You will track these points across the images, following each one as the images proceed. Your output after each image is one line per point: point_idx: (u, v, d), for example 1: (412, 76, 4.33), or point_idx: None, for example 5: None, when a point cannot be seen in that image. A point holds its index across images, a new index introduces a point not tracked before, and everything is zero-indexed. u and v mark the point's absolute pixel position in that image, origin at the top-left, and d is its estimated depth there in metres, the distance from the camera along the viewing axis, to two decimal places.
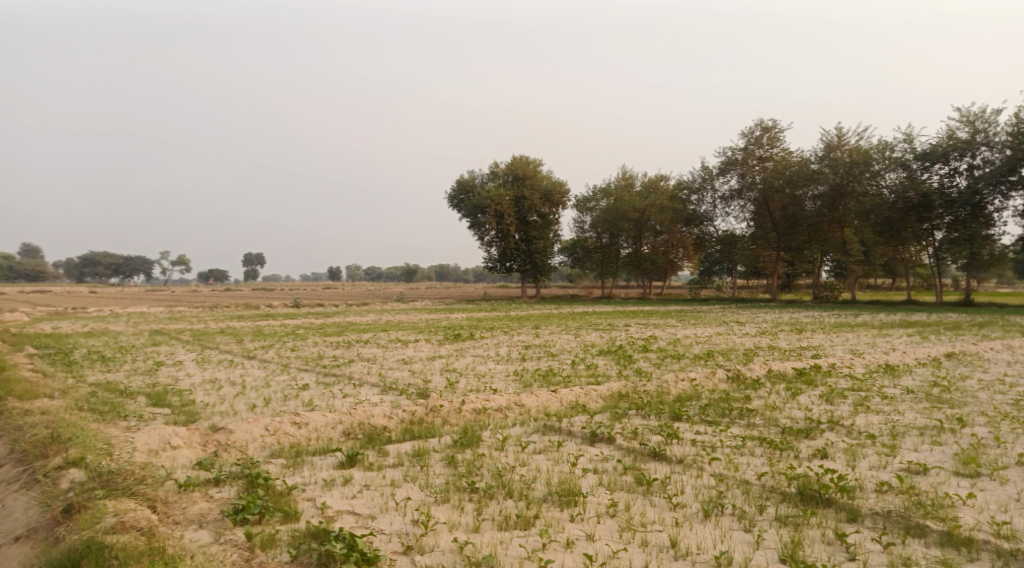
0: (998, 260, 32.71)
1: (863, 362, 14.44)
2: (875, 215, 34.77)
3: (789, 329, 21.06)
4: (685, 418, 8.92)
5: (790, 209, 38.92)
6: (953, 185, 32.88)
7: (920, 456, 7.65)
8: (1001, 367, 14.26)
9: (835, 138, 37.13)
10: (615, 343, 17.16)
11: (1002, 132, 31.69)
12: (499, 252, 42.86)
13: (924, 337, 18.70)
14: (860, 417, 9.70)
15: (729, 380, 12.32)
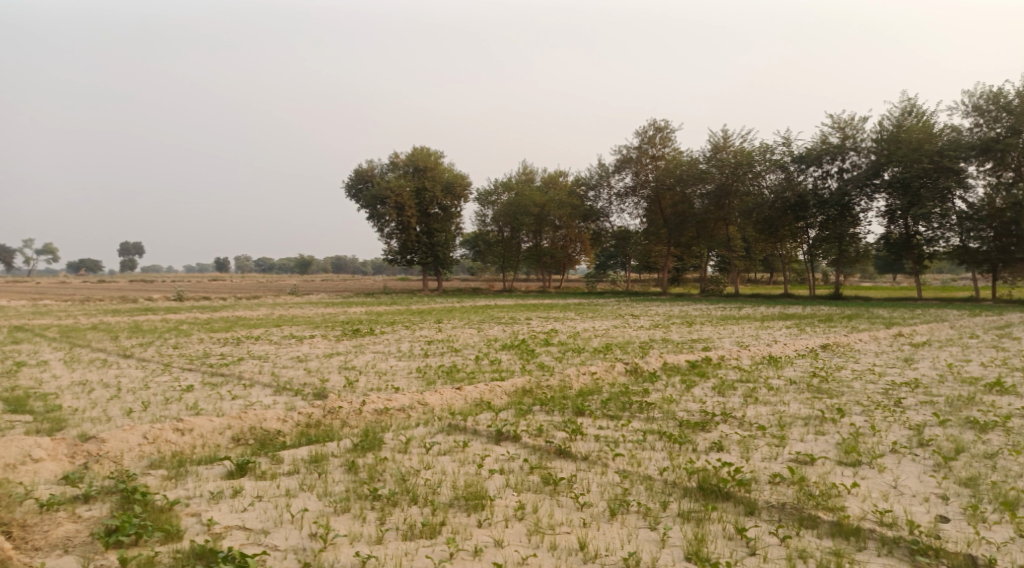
0: (862, 257, 35.38)
1: (749, 354, 15.03)
2: (756, 214, 37.32)
3: (680, 321, 21.73)
4: (588, 413, 8.92)
5: (680, 206, 40.41)
6: (826, 186, 35.47)
7: (807, 447, 7.94)
8: (871, 357, 15.20)
9: (722, 140, 38.71)
10: (516, 337, 17.16)
11: (868, 139, 34.51)
12: (399, 244, 42.08)
13: (801, 329, 19.75)
14: (750, 408, 10.02)
15: (627, 373, 12.51)
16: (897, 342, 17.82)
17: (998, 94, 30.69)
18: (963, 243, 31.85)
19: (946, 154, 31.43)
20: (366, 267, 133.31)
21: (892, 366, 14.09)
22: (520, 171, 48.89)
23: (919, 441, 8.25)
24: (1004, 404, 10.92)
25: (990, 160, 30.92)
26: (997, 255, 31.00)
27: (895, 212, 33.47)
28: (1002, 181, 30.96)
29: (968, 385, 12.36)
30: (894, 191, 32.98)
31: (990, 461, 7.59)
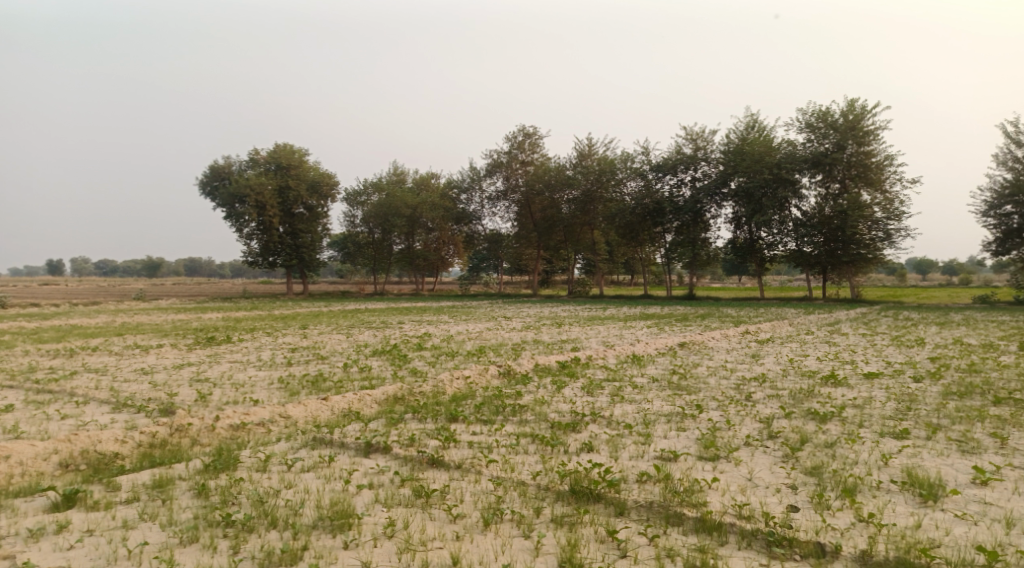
0: (713, 260, 37.56)
1: (615, 353, 15.43)
2: (618, 219, 38.72)
3: (550, 323, 22.02)
4: (460, 419, 8.76)
5: (548, 211, 41.13)
6: (681, 194, 37.44)
7: (670, 444, 8.16)
8: (723, 354, 16.03)
9: (586, 147, 39.89)
10: (386, 342, 16.75)
11: (717, 150, 36.81)
12: (260, 246, 40.19)
13: (661, 329, 20.58)
14: (617, 407, 10.22)
15: (500, 375, 12.48)
16: (746, 340, 18.94)
17: (825, 112, 33.29)
18: (799, 248, 34.40)
19: (783, 166, 33.81)
20: (226, 270, 126.88)
21: (743, 362, 14.91)
22: (391, 172, 48.17)
23: (769, 433, 8.70)
24: (838, 395, 11.82)
25: (820, 173, 33.48)
26: (827, 259, 33.58)
27: (740, 218, 36.10)
28: (830, 192, 33.60)
29: (807, 378, 13.30)
30: (739, 199, 35.42)
31: (831, 450, 8.09)
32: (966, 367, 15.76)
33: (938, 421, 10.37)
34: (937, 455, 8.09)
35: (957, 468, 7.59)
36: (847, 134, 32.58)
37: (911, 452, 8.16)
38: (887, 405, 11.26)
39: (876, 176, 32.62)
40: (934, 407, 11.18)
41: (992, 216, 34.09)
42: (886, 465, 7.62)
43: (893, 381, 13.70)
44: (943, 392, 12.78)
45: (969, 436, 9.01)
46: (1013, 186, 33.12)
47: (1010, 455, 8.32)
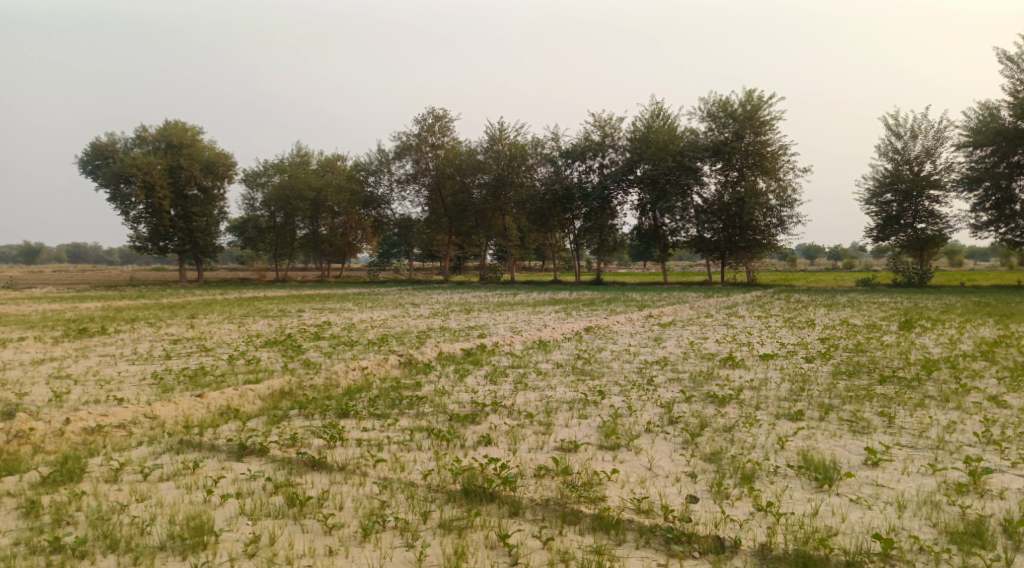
0: (620, 246, 38.01)
1: (521, 339, 15.12)
2: (529, 205, 38.58)
3: (458, 308, 21.56)
4: (351, 414, 8.21)
5: (459, 196, 40.48)
6: (589, 180, 37.67)
7: (571, 432, 7.85)
8: (627, 338, 16.02)
9: (497, 131, 39.29)
10: (282, 332, 15.84)
11: (624, 137, 37.20)
12: (149, 230, 37.81)
13: (568, 313, 20.51)
14: (519, 395, 9.89)
15: (401, 365, 11.95)
16: (649, 323, 19.07)
17: (725, 101, 34.13)
18: (700, 234, 35.26)
19: (686, 154, 34.56)
20: (116, 256, 119.71)
21: (645, 346, 14.92)
22: (294, 154, 46.29)
23: (669, 419, 8.57)
24: (736, 377, 11.91)
25: (720, 161, 34.32)
26: (725, 244, 34.56)
27: (645, 205, 36.55)
28: (729, 180, 34.54)
29: (705, 360, 13.42)
30: (644, 186, 35.92)
31: (729, 435, 8.01)
32: (853, 347, 16.33)
33: (830, 401, 10.56)
34: (830, 436, 8.15)
35: (849, 449, 7.65)
36: (745, 124, 33.49)
37: (806, 434, 8.19)
38: (782, 386, 11.42)
39: (771, 165, 33.71)
40: (825, 387, 11.42)
41: (874, 203, 35.90)
42: (783, 448, 7.58)
43: (787, 362, 14.02)
44: (833, 372, 13.14)
45: (859, 416, 9.17)
46: (892, 175, 34.95)
47: (898, 434, 8.48)
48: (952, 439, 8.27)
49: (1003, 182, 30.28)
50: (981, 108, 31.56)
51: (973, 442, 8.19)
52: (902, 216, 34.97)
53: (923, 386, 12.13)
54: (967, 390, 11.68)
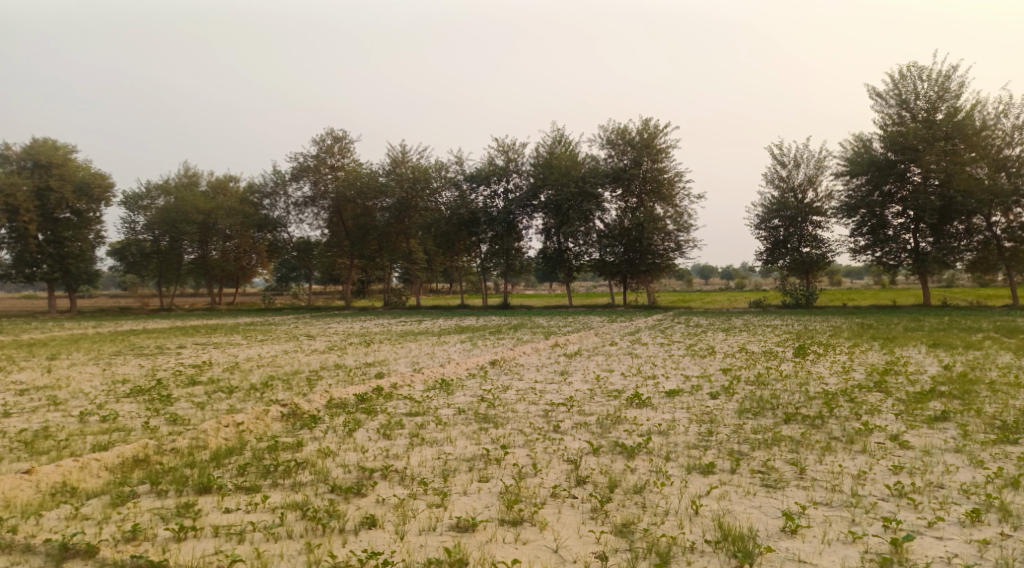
0: (527, 269, 37.63)
1: (421, 379, 13.38)
2: (434, 229, 37.65)
3: (357, 341, 20.23)
4: (214, 489, 7.05)
5: (361, 218, 38.92)
6: (495, 205, 37.11)
7: (469, 502, 6.91)
8: (533, 373, 15.22)
9: (399, 154, 38.34)
10: (151, 376, 14.07)
11: (528, 162, 37.08)
12: (13, 257, 34.62)
13: (474, 345, 19.57)
14: (415, 454, 8.35)
15: (283, 418, 10.04)
16: (554, 354, 18.43)
17: (624, 130, 34.67)
18: (602, 258, 35.30)
19: (587, 180, 34.78)
20: None
21: (552, 383, 14.16)
22: (181, 174, 43.59)
23: (577, 479, 7.76)
24: (643, 420, 11.30)
25: (619, 188, 34.76)
26: (627, 268, 34.76)
27: (549, 229, 36.21)
28: (628, 206, 34.96)
29: (612, 399, 12.81)
30: (548, 211, 35.70)
31: (640, 498, 7.35)
32: (754, 379, 16.20)
33: (739, 448, 10.15)
34: (745, 495, 7.65)
35: (766, 513, 7.19)
36: (642, 152, 34.16)
37: (719, 493, 7.66)
38: (690, 430, 10.92)
39: (667, 192, 34.50)
40: (732, 430, 11.03)
41: (763, 229, 37.06)
42: (698, 513, 7.03)
43: (693, 399, 13.61)
44: (739, 411, 12.81)
45: (770, 467, 8.72)
46: (779, 202, 36.24)
47: (812, 488, 8.08)
48: (866, 493, 7.96)
49: (877, 210, 31.83)
50: (855, 140, 33.27)
51: (886, 496, 7.90)
52: (788, 241, 36.23)
53: (827, 425, 11.99)
54: (869, 429, 11.55)
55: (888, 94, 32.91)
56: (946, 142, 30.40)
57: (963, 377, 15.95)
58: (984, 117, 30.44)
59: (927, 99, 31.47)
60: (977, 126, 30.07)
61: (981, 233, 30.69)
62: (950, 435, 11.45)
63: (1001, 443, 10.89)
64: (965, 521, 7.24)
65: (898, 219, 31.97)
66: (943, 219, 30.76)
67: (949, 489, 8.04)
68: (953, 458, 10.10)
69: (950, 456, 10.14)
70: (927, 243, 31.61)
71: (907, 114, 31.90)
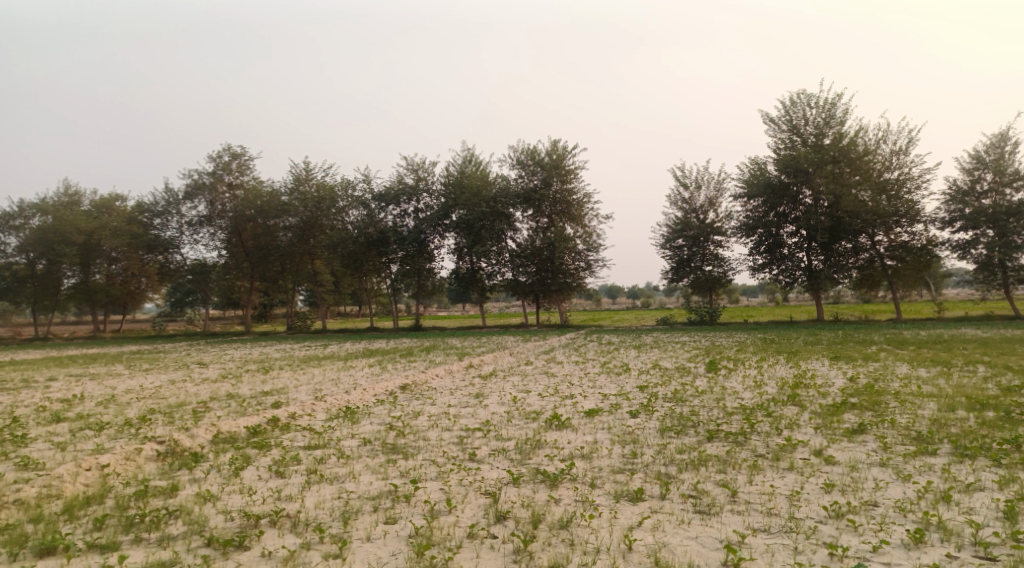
0: (439, 290, 36.76)
1: (324, 407, 12.25)
2: (340, 249, 35.84)
3: (255, 367, 18.74)
4: (60, 550, 5.86)
5: (262, 239, 36.17)
6: (404, 225, 36.10)
7: (372, 551, 6.01)
8: (447, 397, 14.29)
9: (303, 171, 36.70)
10: (10, 413, 12.35)
11: (438, 181, 36.32)
12: None
13: (383, 368, 18.49)
14: (311, 494, 7.31)
15: (159, 457, 8.75)
16: (469, 376, 17.53)
17: (533, 150, 34.55)
18: (515, 278, 34.76)
19: (499, 200, 34.41)
20: None
21: (466, 406, 13.28)
22: (61, 193, 40.37)
23: (497, 515, 6.93)
24: (565, 443, 10.59)
25: (530, 208, 34.54)
26: (539, 288, 34.42)
27: (462, 249, 35.32)
28: (540, 226, 34.63)
29: (530, 422, 12.02)
30: (460, 231, 34.92)
31: (568, 534, 6.62)
32: (672, 395, 15.81)
33: (667, 470, 9.59)
34: (679, 523, 7.04)
35: (704, 545, 6.63)
36: (553, 173, 34.09)
37: (652, 524, 6.99)
38: (614, 452, 10.25)
39: (578, 212, 34.54)
40: (657, 451, 10.42)
41: (668, 249, 37.49)
42: (631, 549, 6.38)
43: (613, 419, 13.03)
44: (660, 429, 12.30)
45: (701, 489, 8.09)
46: (683, 223, 36.73)
47: (747, 513, 7.51)
48: (803, 516, 7.46)
49: (774, 229, 32.67)
50: (752, 163, 34.18)
51: (824, 518, 7.43)
52: (692, 259, 36.70)
53: (751, 442, 11.62)
54: (793, 445, 11.22)
55: (780, 119, 33.93)
56: (835, 165, 31.51)
57: (870, 388, 16.10)
58: (866, 143, 31.71)
59: (816, 125, 32.60)
60: (861, 151, 31.32)
61: (866, 252, 31.83)
62: (872, 448, 11.25)
63: (922, 455, 10.76)
64: (910, 544, 6.85)
65: (792, 238, 32.90)
66: (833, 238, 31.73)
67: (885, 507, 7.64)
68: (880, 473, 9.82)
69: (876, 471, 9.87)
70: (819, 261, 32.41)
71: (798, 139, 32.95)
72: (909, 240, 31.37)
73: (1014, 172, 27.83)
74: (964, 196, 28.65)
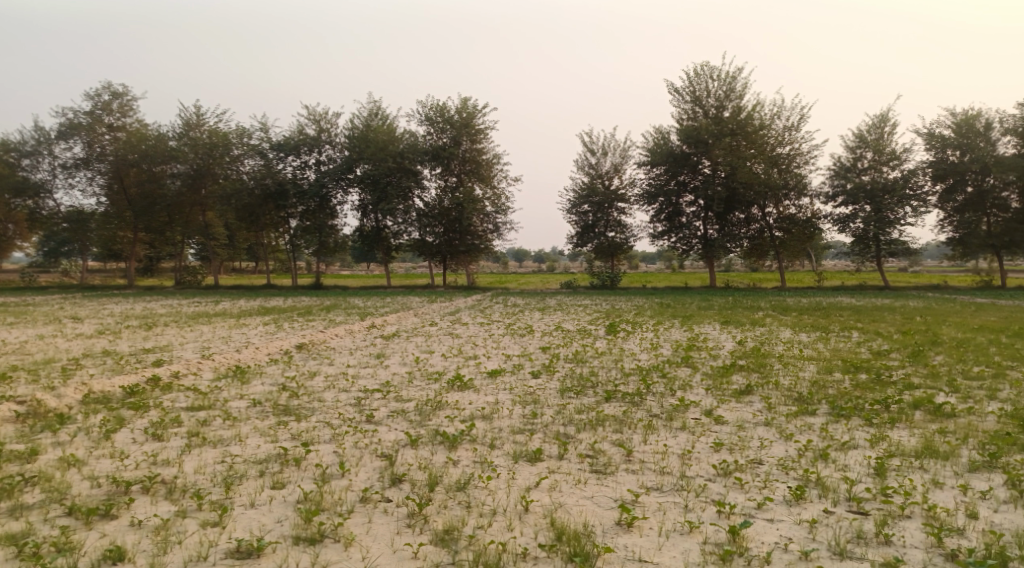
0: (341, 248, 35.69)
1: (212, 366, 11.59)
2: (234, 200, 33.95)
3: (137, 323, 17.60)
4: None
5: (146, 187, 34.37)
6: (304, 177, 34.70)
7: (254, 519, 5.70)
8: (345, 357, 13.85)
9: (194, 116, 34.39)
10: None
11: (341, 134, 35.07)
12: None
13: (278, 327, 17.78)
14: (190, 458, 6.84)
15: (19, 419, 8.00)
16: (369, 336, 17.07)
17: (442, 107, 33.79)
18: (421, 238, 34.14)
19: (406, 156, 33.63)
20: None
21: (365, 366, 12.90)
22: None
23: (392, 478, 6.69)
24: (465, 404, 10.42)
25: (438, 166, 33.89)
26: (446, 249, 34.03)
27: (366, 206, 34.36)
28: (448, 185, 34.06)
29: (431, 383, 11.79)
30: (364, 186, 33.99)
31: (463, 496, 6.46)
32: (572, 357, 15.93)
33: (565, 431, 9.58)
34: (576, 484, 7.01)
35: (599, 504, 6.62)
36: (462, 131, 33.52)
37: (549, 485, 6.92)
38: (514, 413, 10.18)
39: (486, 172, 34.23)
40: (556, 411, 10.41)
41: (574, 213, 37.75)
42: (527, 510, 6.31)
43: (515, 379, 12.98)
44: (560, 390, 12.32)
45: (598, 449, 8.09)
46: (588, 188, 36.94)
47: (642, 472, 7.57)
48: (694, 474, 7.59)
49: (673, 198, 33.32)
50: (655, 132, 34.72)
51: (713, 476, 7.58)
52: (597, 225, 37.13)
53: (647, 402, 11.82)
54: (685, 405, 11.47)
55: (684, 90, 34.44)
56: (732, 138, 32.39)
57: (757, 351, 16.75)
58: (762, 117, 32.63)
59: (717, 97, 33.27)
60: (757, 125, 32.25)
61: (757, 223, 33.16)
62: (758, 408, 11.67)
63: (803, 415, 11.23)
64: (791, 500, 7.09)
65: (690, 207, 33.83)
66: (728, 208, 32.92)
67: (770, 465, 7.87)
68: (765, 432, 10.18)
69: (762, 430, 10.22)
70: (714, 231, 33.53)
71: (700, 110, 33.62)
72: (795, 213, 32.72)
73: (890, 152, 29.45)
74: (846, 172, 30.09)
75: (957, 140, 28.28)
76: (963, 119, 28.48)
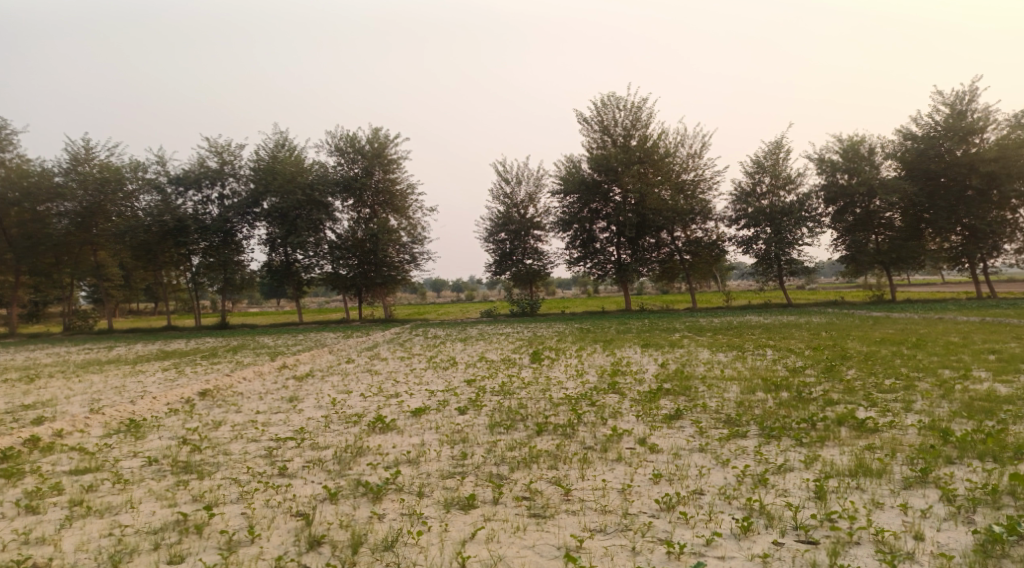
0: (249, 284, 34.09)
1: (102, 421, 10.42)
2: (128, 238, 32.04)
3: (17, 377, 15.94)
4: None
5: (29, 226, 31.86)
6: (206, 212, 33.09)
7: None
8: (254, 403, 12.81)
9: (82, 150, 32.27)
10: None
11: (246, 166, 33.71)
12: None
13: (179, 373, 16.45)
14: (72, 536, 5.94)
15: None
16: (281, 378, 16.00)
17: (352, 137, 33.02)
18: (334, 271, 32.96)
19: (315, 188, 32.56)
20: None
21: (277, 412, 11.92)
22: None
23: (309, 541, 5.97)
24: (389, 448, 9.67)
25: (350, 197, 32.92)
26: (361, 281, 32.96)
27: (274, 240, 33.03)
28: (361, 217, 33.14)
29: (350, 427, 10.96)
30: (272, 220, 32.66)
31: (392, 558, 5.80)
32: (497, 389, 15.34)
33: (498, 471, 8.99)
34: (514, 532, 6.43)
35: (542, 554, 6.09)
36: (374, 162, 32.84)
37: (487, 535, 6.33)
38: (442, 454, 9.51)
39: (400, 203, 33.55)
40: (486, 449, 9.80)
41: (490, 242, 37.43)
42: None
43: (439, 417, 12.28)
44: (488, 426, 11.71)
45: (534, 490, 7.52)
46: (504, 217, 36.72)
47: (582, 512, 7.06)
48: (638, 511, 7.12)
49: (587, 224, 33.41)
50: (567, 161, 34.91)
51: (656, 512, 7.12)
52: (514, 253, 36.86)
53: (579, 433, 11.35)
54: (619, 435, 11.04)
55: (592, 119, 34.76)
56: (641, 165, 32.88)
57: (680, 373, 16.63)
58: (667, 144, 33.51)
59: (624, 126, 33.76)
60: (663, 153, 33.02)
61: (667, 247, 33.63)
62: (690, 433, 11.38)
63: (735, 438, 10.99)
64: (740, 534, 6.74)
65: (603, 233, 33.92)
66: (640, 233, 33.18)
67: (712, 495, 7.49)
68: (701, 459, 9.87)
69: (698, 457, 9.90)
70: (626, 255, 33.73)
71: (608, 139, 34.02)
72: (702, 236, 33.62)
73: (786, 176, 30.52)
74: (748, 196, 30.99)
75: (845, 164, 29.48)
76: (849, 144, 29.78)
